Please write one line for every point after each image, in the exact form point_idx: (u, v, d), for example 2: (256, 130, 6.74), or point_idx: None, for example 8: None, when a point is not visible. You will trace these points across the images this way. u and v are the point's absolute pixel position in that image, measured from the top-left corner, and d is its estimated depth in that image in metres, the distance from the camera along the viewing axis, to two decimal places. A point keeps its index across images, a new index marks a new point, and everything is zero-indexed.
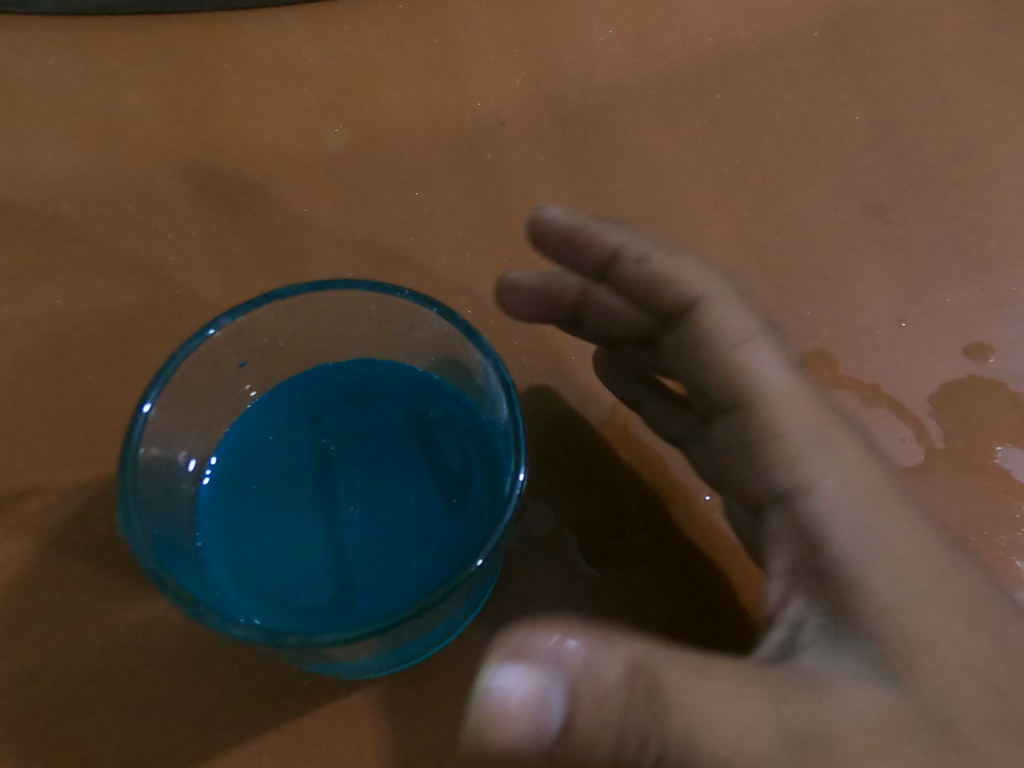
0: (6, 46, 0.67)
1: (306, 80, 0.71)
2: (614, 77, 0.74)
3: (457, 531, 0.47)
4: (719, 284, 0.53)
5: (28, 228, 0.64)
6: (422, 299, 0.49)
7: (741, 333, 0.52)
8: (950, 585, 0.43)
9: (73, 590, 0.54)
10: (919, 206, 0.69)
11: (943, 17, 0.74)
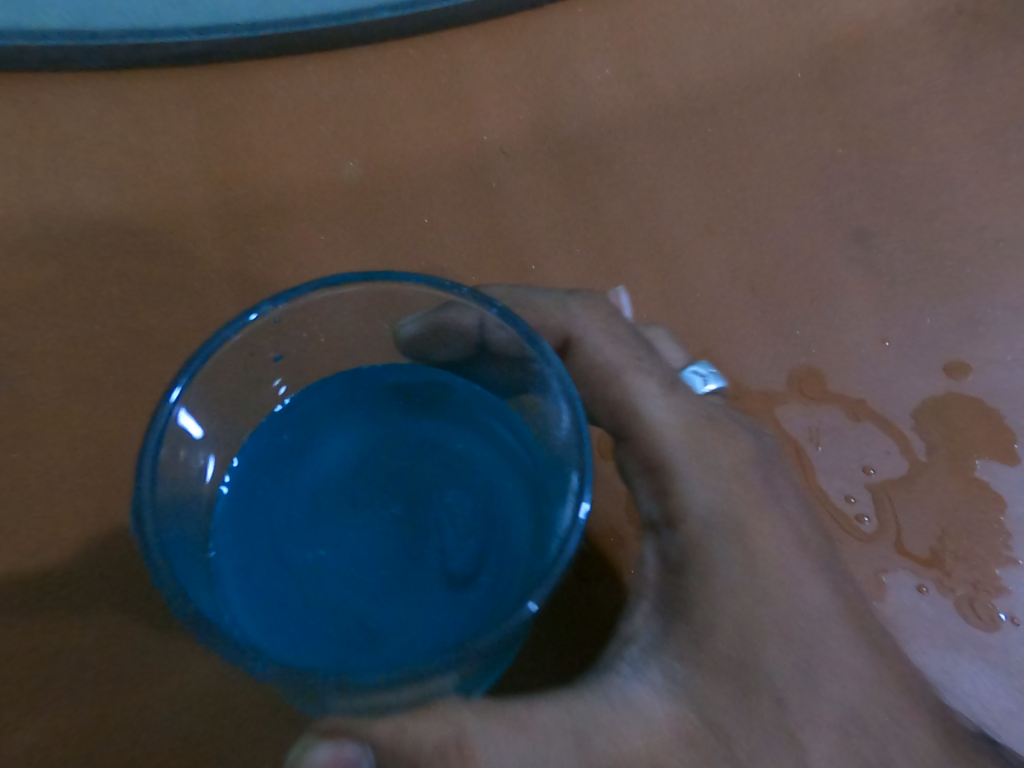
0: (49, 94, 0.72)
1: (324, 119, 0.77)
2: (610, 113, 0.79)
3: (481, 562, 0.50)
4: (590, 325, 0.61)
5: (69, 262, 0.69)
6: (477, 295, 0.53)
7: (622, 371, 0.59)
8: (772, 609, 0.51)
9: (115, 591, 0.59)
10: (899, 233, 0.73)
11: (926, 48, 0.78)
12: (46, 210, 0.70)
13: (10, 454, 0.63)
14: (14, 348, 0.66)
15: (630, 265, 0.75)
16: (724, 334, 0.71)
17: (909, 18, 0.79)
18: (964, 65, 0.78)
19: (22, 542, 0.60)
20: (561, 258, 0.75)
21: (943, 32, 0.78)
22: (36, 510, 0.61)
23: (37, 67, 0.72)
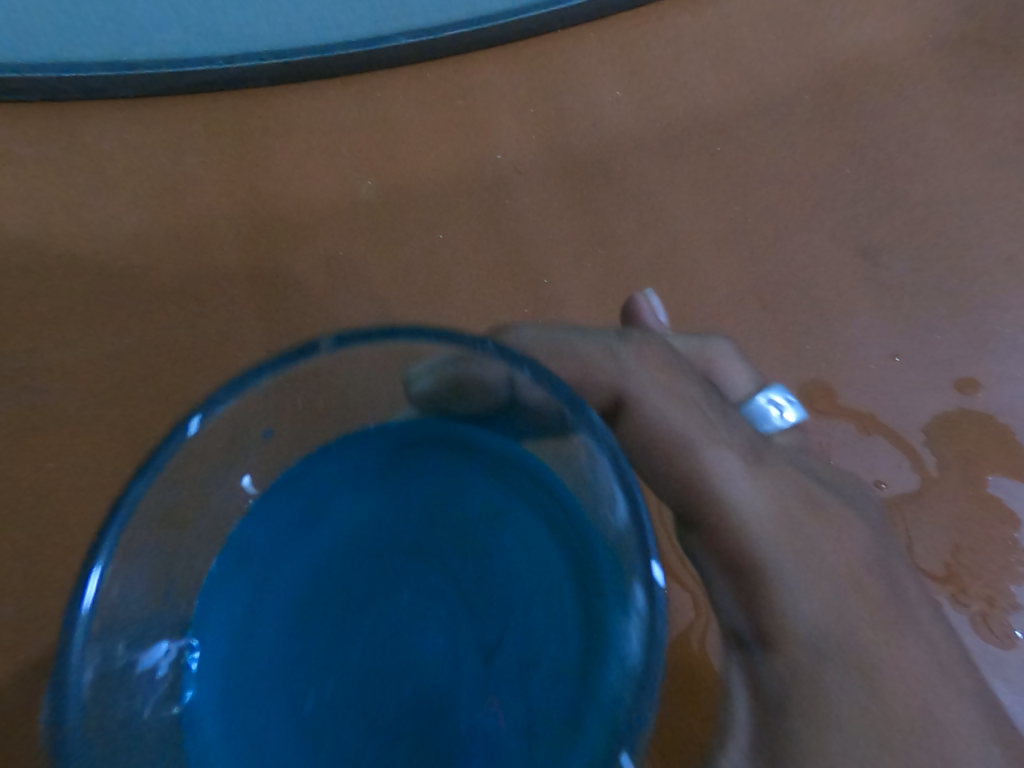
0: (83, 117, 0.75)
1: (343, 141, 0.79)
2: (621, 133, 0.81)
3: (545, 679, 0.42)
4: (648, 383, 0.53)
5: (100, 278, 0.72)
6: (505, 350, 0.45)
7: (691, 440, 0.50)
8: (909, 741, 0.42)
9: None
10: (905, 249, 0.74)
11: (933, 67, 0.79)
12: (78, 230, 0.73)
13: (50, 462, 0.67)
14: (49, 361, 0.69)
15: (640, 280, 0.77)
16: (733, 347, 0.73)
17: (916, 37, 0.80)
18: (970, 84, 0.79)
19: (67, 544, 0.65)
20: (573, 273, 0.77)
21: (950, 51, 0.79)
22: (72, 517, 0.65)
23: (68, 92, 0.75)
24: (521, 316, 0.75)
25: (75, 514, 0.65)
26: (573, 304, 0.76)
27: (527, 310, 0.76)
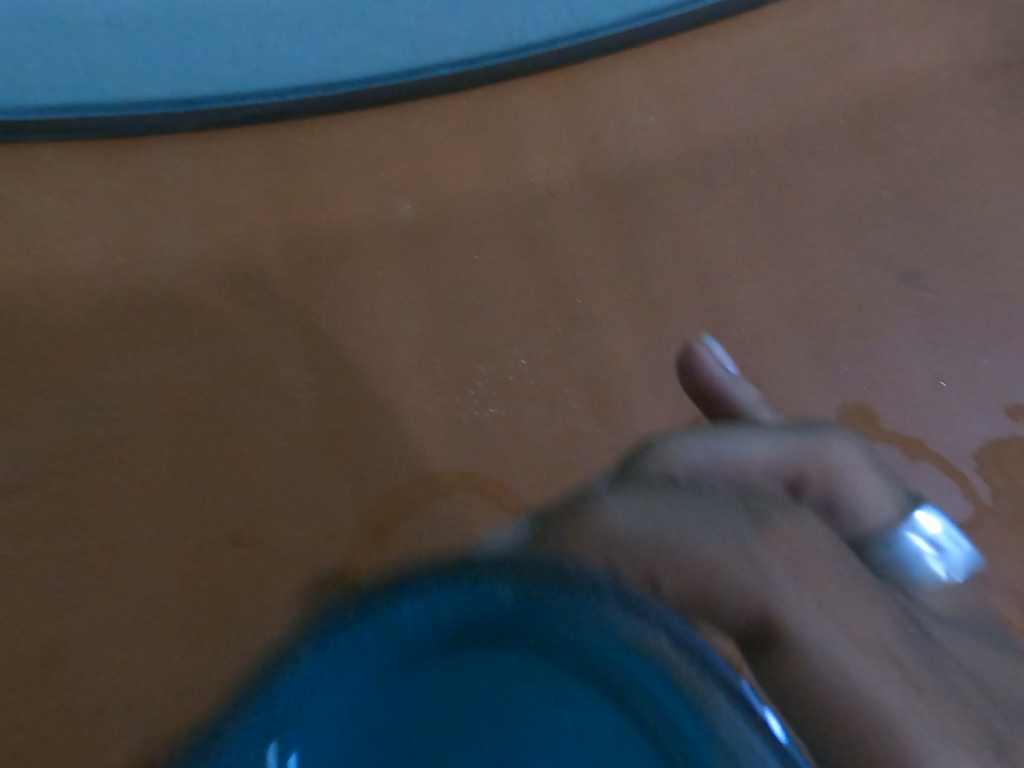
0: (128, 145, 0.76)
1: (383, 168, 0.81)
2: (653, 157, 0.83)
3: None
4: (819, 620, 0.30)
5: (153, 303, 0.73)
6: (574, 576, 0.31)
7: (918, 739, 0.27)
8: None
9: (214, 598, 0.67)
10: (947, 272, 0.74)
11: (966, 87, 0.79)
12: (130, 255, 0.74)
13: (105, 482, 0.68)
14: (103, 384, 0.70)
15: (674, 300, 0.77)
16: (772, 368, 0.73)
17: (949, 57, 0.80)
18: (1009, 108, 0.79)
19: (125, 559, 0.66)
20: (608, 294, 0.78)
21: (980, 72, 0.80)
22: (134, 533, 0.67)
23: (107, 127, 0.74)
24: (556, 337, 0.76)
25: (133, 530, 0.67)
26: (604, 322, 0.77)
27: (561, 331, 0.77)
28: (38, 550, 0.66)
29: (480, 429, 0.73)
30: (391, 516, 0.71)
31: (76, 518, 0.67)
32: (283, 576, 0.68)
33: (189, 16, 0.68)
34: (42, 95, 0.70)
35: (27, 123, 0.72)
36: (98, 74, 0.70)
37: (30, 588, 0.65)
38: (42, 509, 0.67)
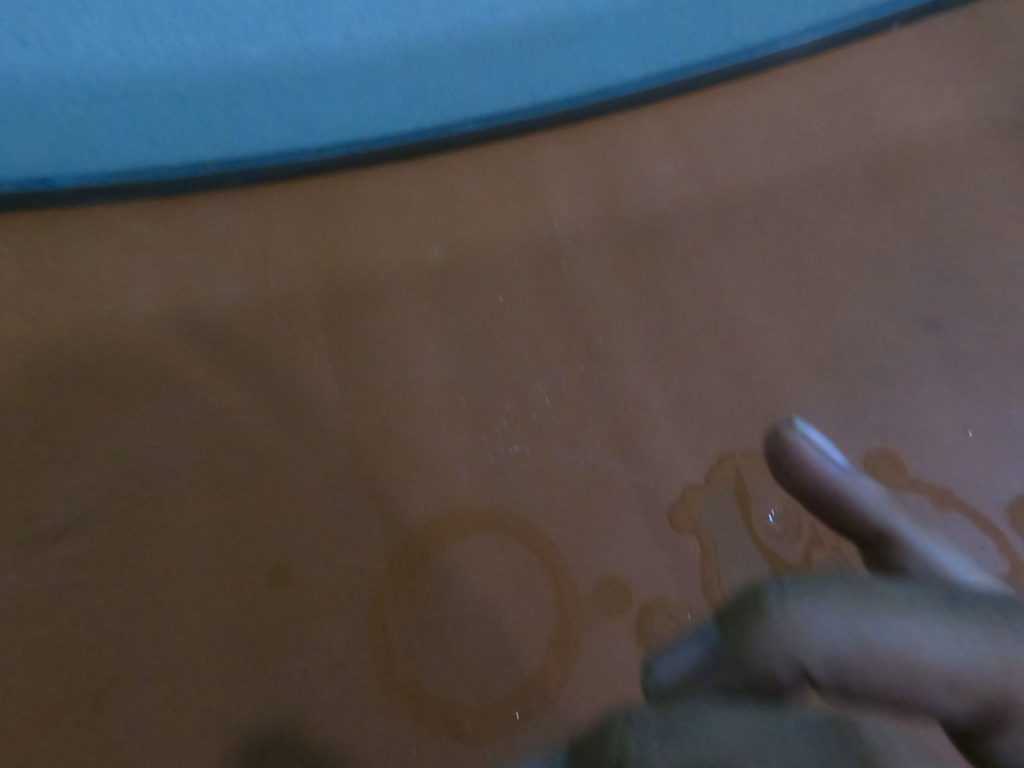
0: (181, 197, 0.81)
1: (413, 214, 0.85)
2: (674, 205, 0.85)
3: None
4: None
5: (195, 342, 0.76)
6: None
7: None
8: None
9: (250, 634, 0.68)
10: (969, 321, 0.75)
11: (981, 137, 0.81)
12: (176, 299, 0.77)
13: (150, 520, 0.71)
14: (149, 424, 0.74)
15: (697, 342, 0.78)
16: (794, 411, 0.74)
17: (963, 111, 0.82)
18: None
19: (166, 595, 0.69)
20: (630, 336, 0.79)
21: (994, 122, 0.82)
22: (176, 568, 0.70)
23: (164, 188, 0.79)
24: (580, 374, 0.78)
25: (174, 567, 0.70)
26: (626, 361, 0.78)
27: (585, 369, 0.78)
28: (86, 586, 0.68)
29: (507, 468, 0.74)
30: (419, 555, 0.71)
31: (121, 555, 0.70)
32: (314, 613, 0.69)
33: (242, 86, 0.70)
34: (107, 163, 0.75)
35: (96, 189, 0.77)
36: (157, 141, 0.73)
37: (76, 624, 0.67)
38: (89, 546, 0.69)
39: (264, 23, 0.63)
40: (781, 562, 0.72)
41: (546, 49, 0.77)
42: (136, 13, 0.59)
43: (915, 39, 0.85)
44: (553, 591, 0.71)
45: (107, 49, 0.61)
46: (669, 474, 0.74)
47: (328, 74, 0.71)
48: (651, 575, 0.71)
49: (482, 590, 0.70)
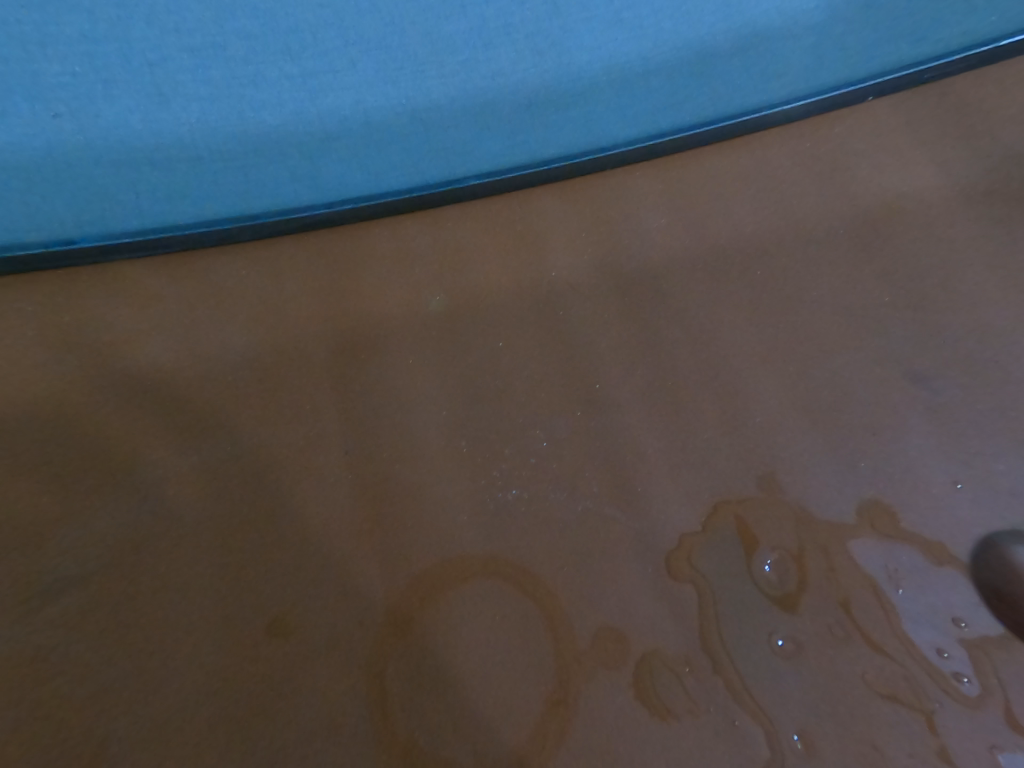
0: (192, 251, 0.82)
1: (417, 263, 0.87)
2: (668, 258, 0.89)
3: None
4: None
5: (205, 389, 0.78)
6: None
7: None
8: None
9: (248, 684, 0.68)
10: (953, 375, 0.77)
11: (956, 198, 0.86)
12: (190, 348, 0.80)
13: (154, 567, 0.72)
14: (157, 471, 0.75)
15: (691, 391, 0.81)
16: (787, 460, 0.76)
17: (940, 173, 0.87)
18: (1007, 226, 0.84)
19: (169, 646, 0.69)
20: (626, 384, 0.82)
21: (967, 182, 0.86)
22: (177, 616, 0.70)
23: (178, 242, 0.81)
24: (576, 418, 0.80)
25: (179, 617, 0.70)
26: (623, 410, 0.80)
27: (581, 414, 0.80)
28: (91, 637, 0.69)
29: (507, 514, 0.75)
30: (419, 603, 0.71)
31: (127, 605, 0.70)
32: (315, 664, 0.69)
33: (257, 148, 0.74)
34: (123, 225, 0.78)
35: (115, 248, 0.79)
36: (173, 202, 0.77)
37: (82, 677, 0.68)
38: (97, 595, 0.71)
39: (279, 92, 0.70)
40: (778, 613, 0.71)
41: (545, 112, 0.81)
42: (163, 90, 0.66)
43: (894, 103, 0.90)
44: (552, 641, 0.70)
45: (134, 120, 0.68)
46: (667, 522, 0.75)
47: (338, 136, 0.76)
48: (650, 626, 0.71)
49: (482, 642, 0.70)
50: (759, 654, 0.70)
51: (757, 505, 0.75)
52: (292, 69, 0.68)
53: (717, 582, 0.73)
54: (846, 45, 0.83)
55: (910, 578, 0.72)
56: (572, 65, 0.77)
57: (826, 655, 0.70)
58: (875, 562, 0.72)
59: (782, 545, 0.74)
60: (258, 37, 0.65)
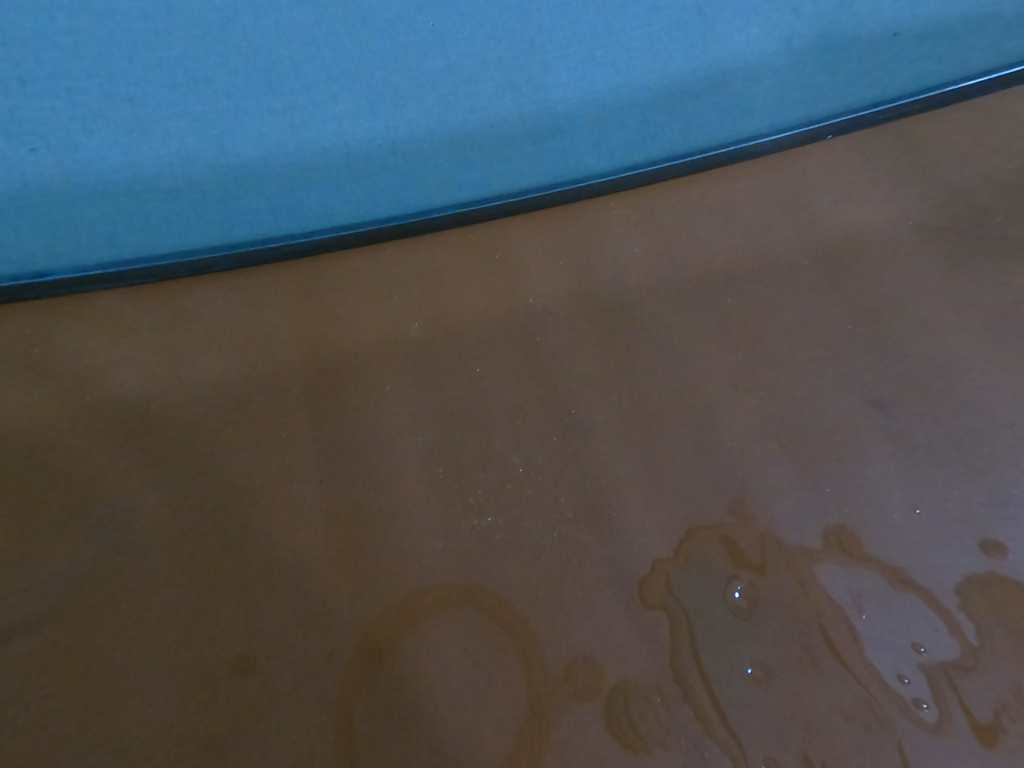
0: (168, 280, 0.83)
1: (394, 291, 0.87)
2: (642, 284, 0.90)
3: None
4: None
5: (178, 419, 0.78)
6: None
7: None
8: None
9: (216, 718, 0.68)
10: (912, 403, 0.80)
11: (912, 233, 0.90)
12: (165, 377, 0.80)
13: (123, 599, 0.71)
14: (127, 501, 0.75)
15: (664, 416, 0.82)
16: (756, 485, 0.78)
17: (898, 208, 0.91)
18: (960, 260, 0.88)
19: (137, 679, 0.69)
20: (601, 409, 0.83)
21: (922, 218, 0.90)
22: (145, 649, 0.70)
23: (155, 274, 0.82)
24: (551, 443, 0.80)
25: (147, 650, 0.70)
26: (597, 435, 0.81)
27: (557, 439, 0.81)
28: (59, 671, 0.69)
29: (482, 541, 0.75)
30: (390, 634, 0.71)
31: (95, 638, 0.70)
32: (285, 696, 0.69)
33: (238, 180, 0.76)
34: (100, 256, 0.78)
35: (91, 279, 0.80)
36: (151, 233, 0.78)
37: (47, 712, 0.67)
38: (65, 628, 0.70)
39: (259, 126, 0.72)
40: (746, 639, 0.72)
41: (523, 145, 0.84)
42: (143, 126, 0.69)
43: (856, 139, 0.94)
44: (523, 672, 0.71)
45: (113, 154, 0.70)
46: (640, 548, 0.76)
47: (318, 167, 0.78)
48: (621, 655, 0.72)
49: (453, 672, 0.70)
50: (727, 681, 0.71)
51: (728, 529, 0.76)
52: (274, 104, 0.71)
53: (687, 609, 0.74)
54: (809, 86, 0.87)
55: (873, 602, 0.73)
56: (550, 100, 0.80)
57: (792, 681, 0.71)
58: (840, 585, 0.74)
59: (751, 570, 0.75)
60: (240, 73, 0.68)
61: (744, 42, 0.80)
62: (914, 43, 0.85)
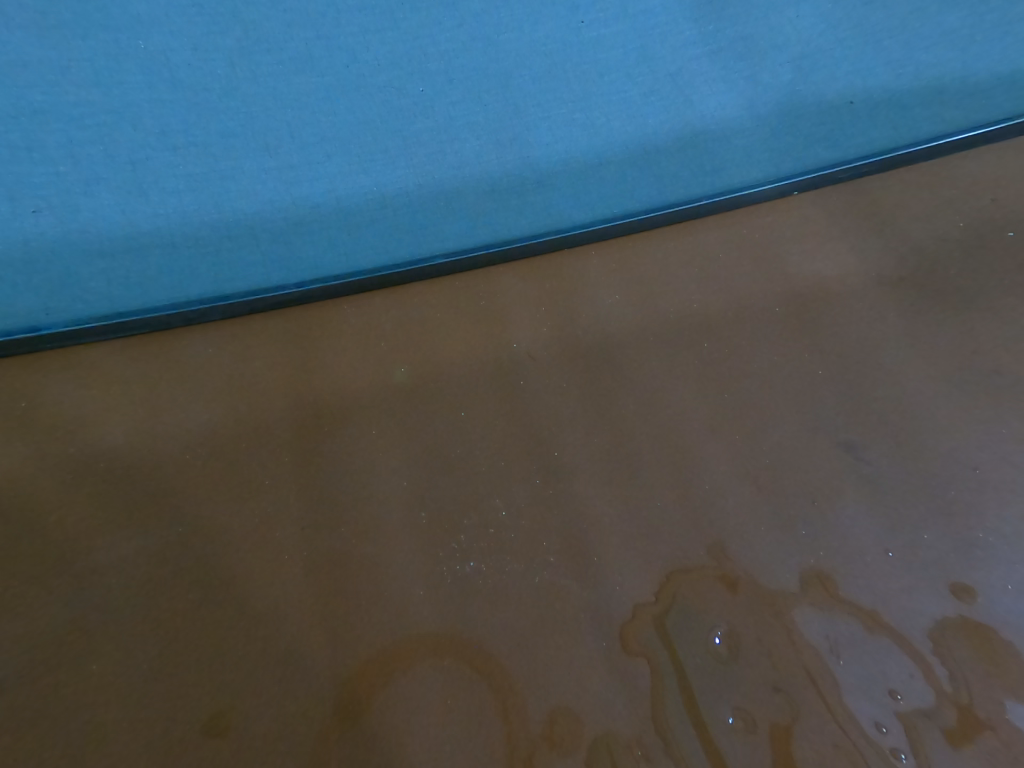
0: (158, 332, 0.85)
1: (382, 338, 0.90)
2: (620, 330, 0.93)
3: None
4: None
5: (164, 468, 0.80)
6: None
7: None
8: None
9: None
10: (881, 448, 0.83)
11: (874, 283, 0.95)
12: (152, 426, 0.81)
13: (98, 655, 0.71)
14: (109, 554, 0.75)
15: (642, 460, 0.84)
16: (734, 529, 0.79)
17: (860, 259, 0.97)
18: (919, 309, 0.92)
19: (107, 742, 0.67)
20: (584, 452, 0.85)
21: (882, 269, 0.96)
22: (118, 708, 0.69)
23: (146, 327, 0.84)
24: (534, 487, 0.82)
25: (118, 711, 0.68)
26: (578, 479, 0.83)
27: (539, 483, 0.83)
28: (25, 736, 0.67)
29: (464, 588, 0.76)
30: (368, 689, 0.71)
31: (65, 699, 0.69)
32: (258, 757, 0.67)
33: (233, 234, 0.79)
34: (93, 309, 0.81)
35: (82, 332, 0.82)
36: (144, 287, 0.81)
37: None
38: (34, 690, 0.69)
39: (256, 184, 0.77)
40: (727, 687, 0.72)
41: (508, 198, 0.88)
42: (142, 186, 0.74)
43: (821, 194, 0.99)
44: (503, 725, 0.70)
45: (111, 213, 0.74)
46: (621, 594, 0.76)
47: (311, 221, 0.81)
48: (602, 706, 0.71)
49: (430, 729, 0.69)
50: (707, 730, 0.71)
51: (706, 573, 0.77)
52: (269, 164, 0.76)
53: (668, 655, 0.74)
54: (773, 146, 0.93)
55: (852, 646, 0.74)
56: (532, 157, 0.86)
57: (774, 731, 0.70)
58: (819, 630, 0.75)
59: (730, 616, 0.76)
60: (238, 137, 0.74)
61: (715, 106, 0.88)
62: (867, 109, 0.93)
